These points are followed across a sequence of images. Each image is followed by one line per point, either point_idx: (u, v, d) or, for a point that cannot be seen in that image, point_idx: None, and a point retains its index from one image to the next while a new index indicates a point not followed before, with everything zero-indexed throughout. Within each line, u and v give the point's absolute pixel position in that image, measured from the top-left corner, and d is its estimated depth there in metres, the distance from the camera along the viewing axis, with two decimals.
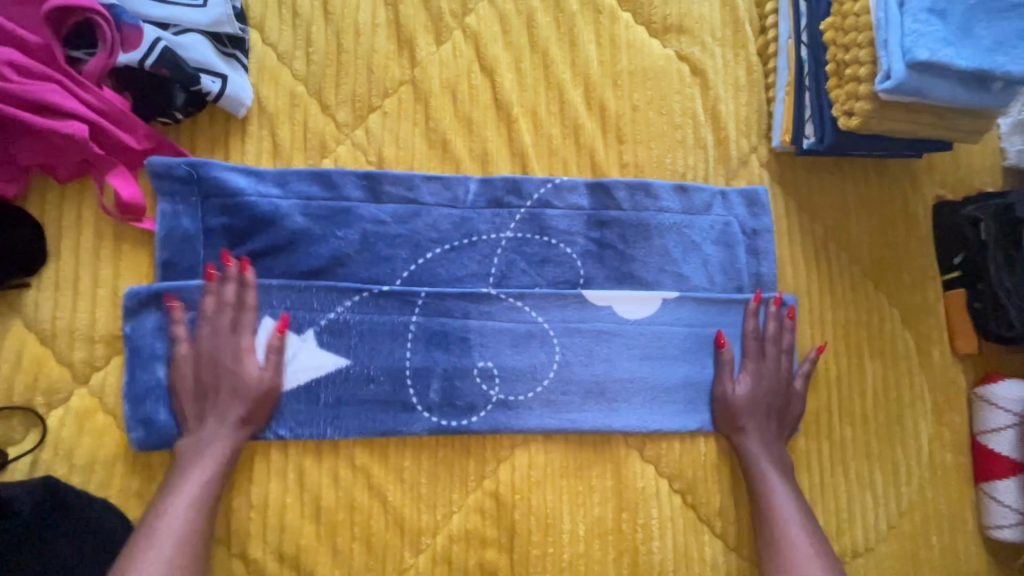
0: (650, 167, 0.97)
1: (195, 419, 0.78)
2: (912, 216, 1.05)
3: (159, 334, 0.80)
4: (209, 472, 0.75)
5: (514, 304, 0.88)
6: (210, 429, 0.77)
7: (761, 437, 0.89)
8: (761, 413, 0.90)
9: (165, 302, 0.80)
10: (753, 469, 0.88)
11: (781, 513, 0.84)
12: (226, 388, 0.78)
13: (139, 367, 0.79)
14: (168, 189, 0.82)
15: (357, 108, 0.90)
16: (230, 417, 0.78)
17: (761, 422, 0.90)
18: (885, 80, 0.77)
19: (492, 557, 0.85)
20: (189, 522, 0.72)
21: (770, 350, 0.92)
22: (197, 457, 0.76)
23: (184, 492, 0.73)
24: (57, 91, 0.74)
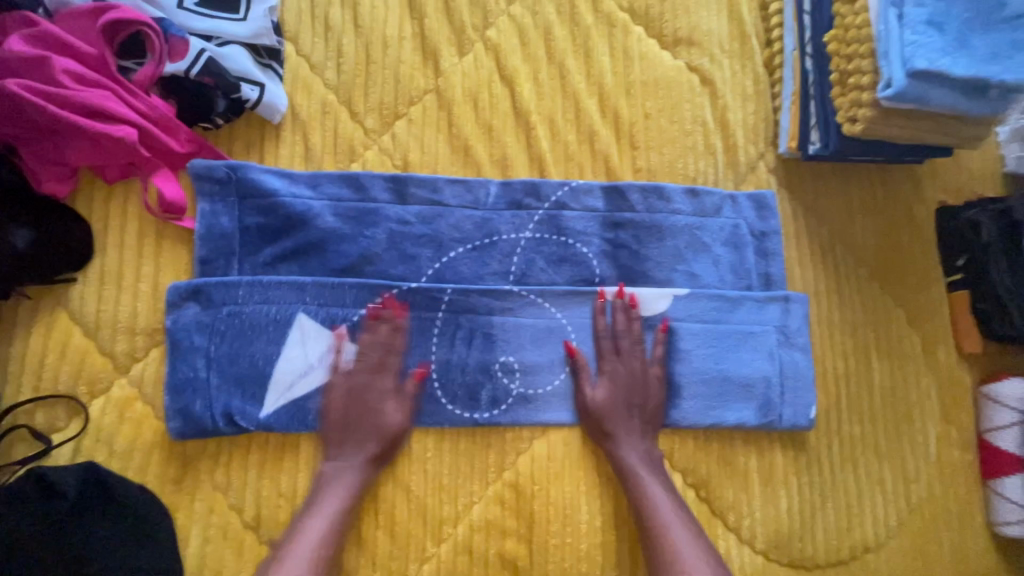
0: (662, 172, 1.01)
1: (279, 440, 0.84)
2: (917, 221, 1.08)
3: (198, 327, 0.84)
4: (340, 499, 0.81)
5: (535, 301, 0.92)
6: (353, 456, 0.83)
7: (635, 436, 0.89)
8: (625, 408, 0.90)
9: (205, 295, 0.84)
10: (631, 471, 0.87)
11: (660, 515, 0.84)
12: (371, 427, 0.84)
13: (178, 358, 0.83)
14: (208, 190, 0.87)
15: (384, 115, 0.95)
16: (363, 453, 0.83)
17: (625, 422, 0.89)
18: (886, 88, 0.81)
19: (511, 547, 0.88)
20: (320, 542, 0.77)
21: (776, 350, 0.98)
22: (334, 484, 0.82)
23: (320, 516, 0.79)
24: (109, 97, 0.80)
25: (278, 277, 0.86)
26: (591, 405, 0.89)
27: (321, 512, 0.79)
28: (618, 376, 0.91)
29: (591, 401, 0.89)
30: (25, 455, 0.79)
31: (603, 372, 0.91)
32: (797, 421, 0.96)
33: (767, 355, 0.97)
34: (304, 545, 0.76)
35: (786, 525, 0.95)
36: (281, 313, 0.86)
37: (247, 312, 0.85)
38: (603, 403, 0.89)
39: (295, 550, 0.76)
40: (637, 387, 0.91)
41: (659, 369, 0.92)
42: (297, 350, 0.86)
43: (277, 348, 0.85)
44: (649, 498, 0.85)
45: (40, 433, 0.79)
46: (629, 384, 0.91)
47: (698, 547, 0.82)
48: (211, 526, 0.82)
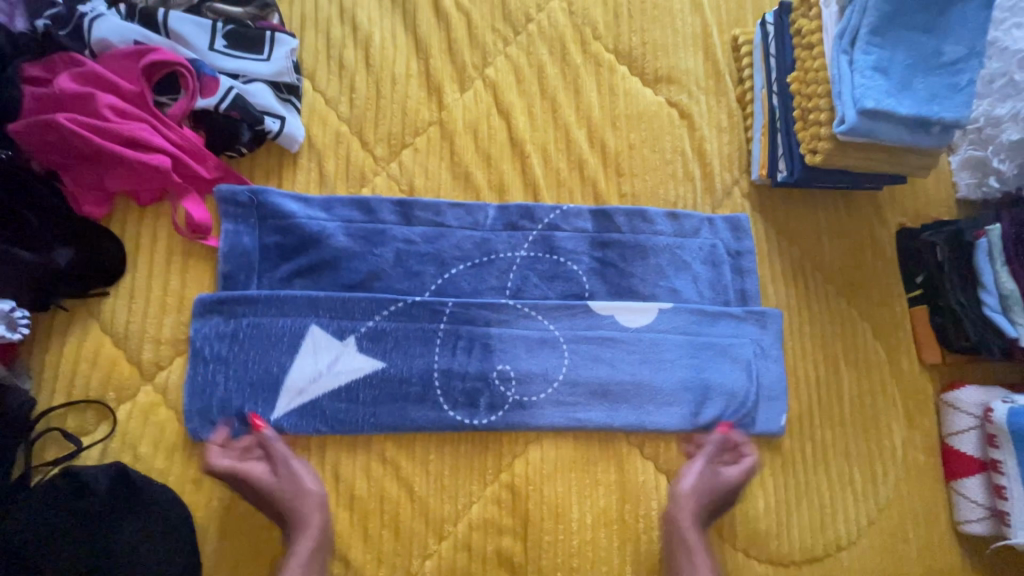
0: (645, 197, 1.11)
1: (291, 506, 0.88)
2: (879, 242, 1.18)
3: (219, 337, 0.91)
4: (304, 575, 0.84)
5: (528, 313, 1.00)
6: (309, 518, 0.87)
7: (688, 507, 0.95)
8: (700, 502, 0.96)
9: (227, 307, 0.92)
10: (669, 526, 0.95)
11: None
12: (290, 489, 0.88)
13: (201, 366, 0.90)
14: (232, 213, 0.95)
15: (392, 144, 1.04)
16: (309, 510, 0.88)
17: (696, 509, 0.96)
18: (841, 124, 0.91)
19: (508, 544, 0.94)
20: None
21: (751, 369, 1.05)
22: (299, 542, 0.86)
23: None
24: (146, 129, 0.89)
25: (293, 292, 0.94)
26: (683, 489, 0.96)
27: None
28: (712, 478, 0.98)
29: (689, 483, 0.97)
30: (56, 456, 0.86)
31: (694, 464, 0.98)
32: (771, 426, 1.04)
33: (743, 365, 1.05)
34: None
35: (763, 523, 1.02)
36: (296, 324, 0.93)
37: (265, 323, 0.92)
38: (693, 504, 0.96)
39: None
40: (717, 488, 0.97)
41: (736, 471, 0.99)
42: (309, 358, 0.93)
43: (291, 357, 0.93)
44: (686, 572, 0.92)
45: (71, 436, 0.85)
46: (713, 486, 0.97)
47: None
48: (229, 523, 0.88)
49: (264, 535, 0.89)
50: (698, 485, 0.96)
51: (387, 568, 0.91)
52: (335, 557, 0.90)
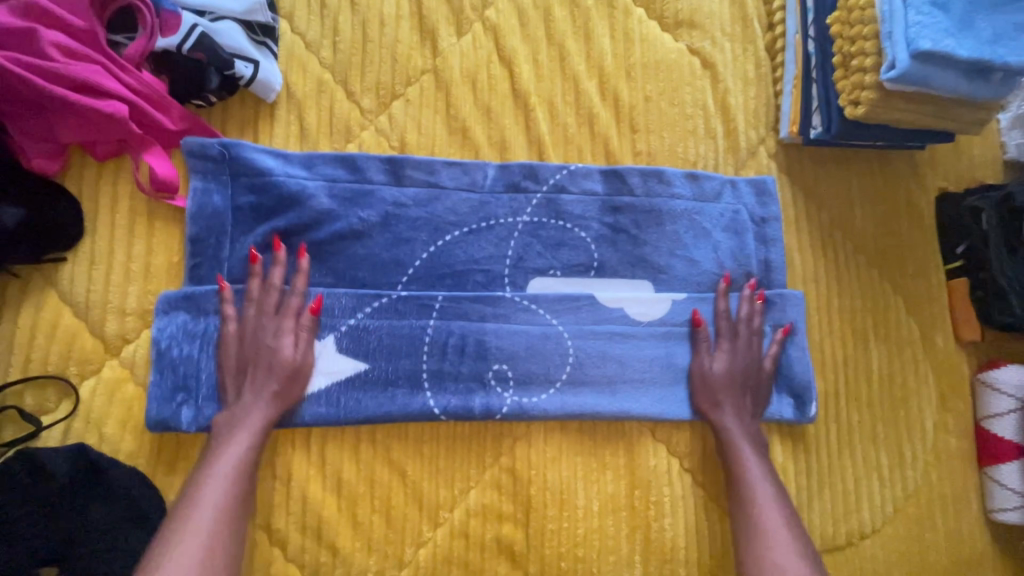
0: (662, 156, 1.00)
1: (235, 388, 0.80)
2: (917, 208, 1.08)
3: (187, 336, 0.82)
4: (245, 452, 0.76)
5: (528, 307, 0.91)
6: (251, 402, 0.79)
7: (737, 410, 0.91)
8: (738, 390, 0.92)
9: (194, 304, 0.82)
10: (727, 442, 0.89)
11: (761, 500, 0.84)
12: (263, 364, 0.80)
13: (168, 369, 0.81)
14: (200, 168, 0.85)
15: (381, 95, 0.94)
16: (264, 393, 0.80)
17: (737, 399, 0.91)
18: (889, 70, 0.80)
19: (508, 532, 0.87)
20: (227, 500, 0.73)
21: (742, 331, 0.94)
22: (238, 425, 0.78)
23: (224, 465, 0.75)
24: (99, 72, 0.78)
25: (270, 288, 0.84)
26: (709, 374, 0.91)
27: (223, 468, 0.74)
28: (738, 355, 0.93)
29: (710, 370, 0.91)
30: (14, 437, 0.78)
31: (723, 347, 0.93)
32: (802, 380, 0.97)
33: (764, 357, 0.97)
34: (208, 501, 0.71)
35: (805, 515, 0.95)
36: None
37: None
38: (731, 395, 0.91)
39: (196, 508, 0.71)
40: (755, 372, 0.93)
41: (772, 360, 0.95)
42: None
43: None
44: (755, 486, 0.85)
45: (29, 415, 0.78)
46: (745, 368, 0.93)
47: (791, 533, 0.81)
48: None
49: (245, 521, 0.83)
50: (730, 370, 0.92)
51: (378, 556, 0.84)
52: (322, 545, 0.84)
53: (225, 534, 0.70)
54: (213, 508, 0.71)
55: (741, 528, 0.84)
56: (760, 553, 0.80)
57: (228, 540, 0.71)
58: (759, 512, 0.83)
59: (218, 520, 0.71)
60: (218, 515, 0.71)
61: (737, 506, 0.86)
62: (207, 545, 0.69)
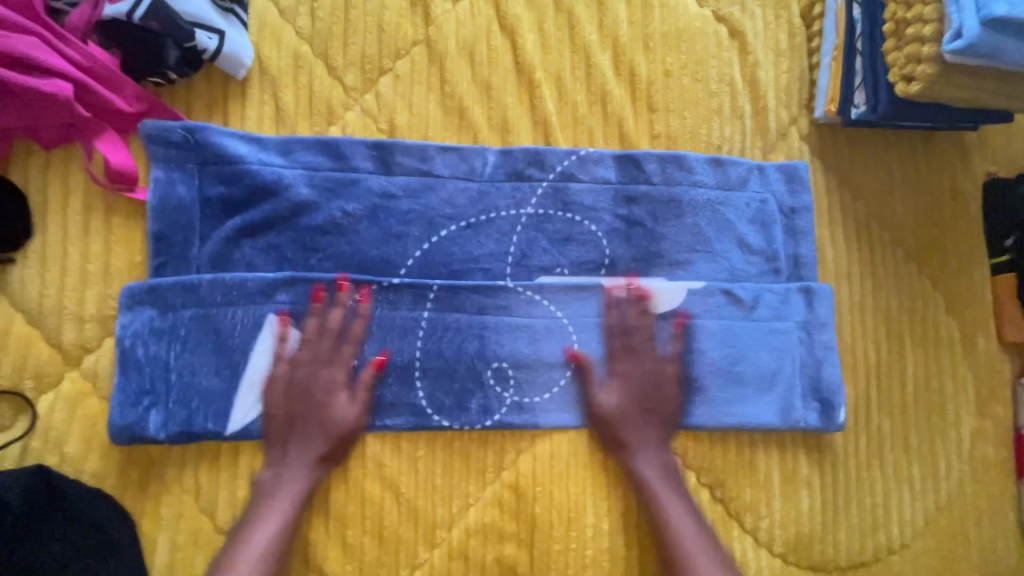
0: (683, 138, 0.89)
1: (280, 448, 0.75)
2: (963, 196, 0.98)
3: (154, 334, 0.74)
4: (290, 505, 0.73)
5: (532, 298, 0.82)
6: (292, 464, 0.74)
7: (650, 447, 0.81)
8: (642, 416, 0.81)
9: (159, 297, 0.74)
10: (645, 482, 0.80)
11: (672, 525, 0.77)
12: (313, 422, 0.75)
13: (134, 370, 0.73)
14: (163, 155, 0.75)
15: (367, 70, 0.83)
16: (310, 452, 0.75)
17: (639, 426, 0.81)
18: (955, 40, 0.68)
19: (511, 552, 0.80)
20: (260, 567, 0.69)
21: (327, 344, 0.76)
22: (280, 484, 0.73)
23: (261, 535, 0.70)
24: (37, 45, 0.68)
25: (243, 275, 0.76)
26: (608, 406, 0.81)
27: (254, 539, 0.70)
28: (653, 365, 0.82)
29: (608, 401, 0.81)
30: None
31: (617, 371, 0.82)
32: (828, 381, 0.88)
33: (791, 353, 0.88)
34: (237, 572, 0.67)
35: (832, 533, 0.89)
36: (247, 315, 0.75)
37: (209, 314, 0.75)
38: (637, 418, 0.81)
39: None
40: (670, 394, 0.82)
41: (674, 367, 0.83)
42: (264, 361, 0.76)
43: (245, 356, 0.75)
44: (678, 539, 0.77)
45: None
46: (656, 389, 0.82)
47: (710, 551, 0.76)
48: (180, 532, 0.74)
49: None
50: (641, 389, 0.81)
51: None
52: (309, 568, 0.77)
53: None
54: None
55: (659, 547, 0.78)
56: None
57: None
58: (691, 554, 0.76)
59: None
60: (257, 568, 0.68)
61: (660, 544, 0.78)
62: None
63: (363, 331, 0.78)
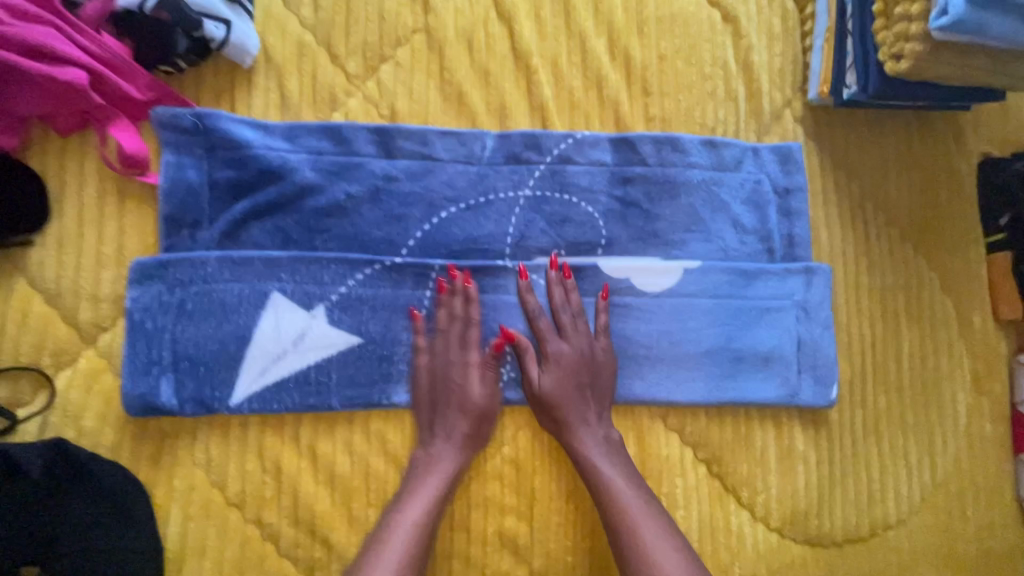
0: (677, 121, 0.91)
1: (429, 431, 0.79)
2: (958, 176, 0.99)
3: (163, 308, 0.77)
4: (439, 484, 0.75)
5: (532, 277, 0.84)
6: (444, 447, 0.78)
7: (590, 427, 0.80)
8: (579, 394, 0.81)
9: (168, 272, 0.77)
10: (588, 465, 0.78)
11: (619, 501, 0.75)
12: (456, 404, 0.79)
13: (144, 342, 0.76)
14: (172, 140, 0.78)
15: (369, 57, 0.85)
16: (455, 431, 0.78)
17: (576, 407, 0.80)
18: (941, 17, 0.70)
19: (512, 525, 0.82)
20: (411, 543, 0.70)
21: (455, 327, 0.81)
22: (427, 467, 0.77)
23: (414, 509, 0.73)
24: (54, 35, 0.71)
25: (250, 255, 0.78)
26: (537, 387, 0.80)
27: (406, 518, 0.72)
28: (563, 353, 0.81)
29: (557, 364, 0.81)
30: None
31: (549, 350, 0.81)
32: (823, 358, 0.90)
33: (786, 331, 0.89)
34: (398, 541, 0.70)
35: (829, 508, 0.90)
36: (254, 292, 0.79)
37: (217, 290, 0.78)
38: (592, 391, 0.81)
39: (387, 549, 0.69)
40: (582, 367, 0.81)
41: (606, 355, 0.82)
42: (270, 335, 0.79)
43: (249, 332, 0.78)
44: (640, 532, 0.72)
45: (3, 409, 0.73)
46: (570, 365, 0.81)
47: (668, 535, 0.72)
48: (193, 503, 0.77)
49: (235, 515, 0.78)
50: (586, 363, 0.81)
51: None
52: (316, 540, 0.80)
53: (416, 564, 0.69)
54: (400, 548, 0.69)
55: (608, 529, 0.75)
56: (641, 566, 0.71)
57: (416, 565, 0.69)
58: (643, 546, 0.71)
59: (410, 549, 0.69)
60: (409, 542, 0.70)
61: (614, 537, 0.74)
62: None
63: (480, 314, 0.82)
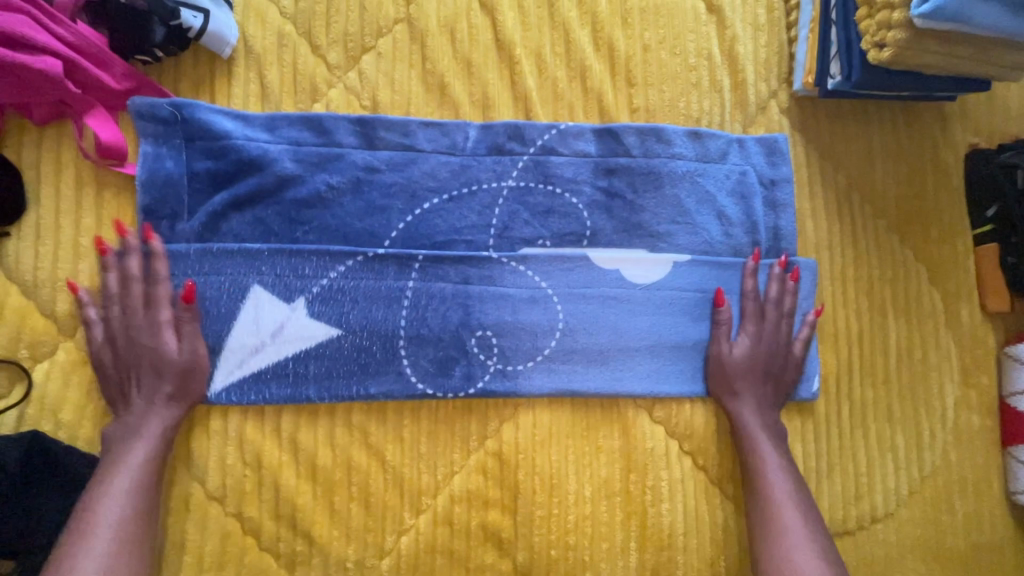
0: (662, 112, 0.91)
1: (123, 400, 0.75)
2: (944, 168, 0.98)
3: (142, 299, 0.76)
4: (143, 452, 0.73)
5: (515, 268, 0.84)
6: (137, 412, 0.74)
7: (757, 405, 0.84)
8: (761, 377, 0.85)
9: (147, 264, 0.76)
10: (748, 444, 0.82)
11: (767, 480, 0.80)
12: (145, 367, 0.75)
13: None
14: (151, 131, 0.78)
15: (350, 48, 0.85)
16: (156, 395, 0.75)
17: (757, 389, 0.85)
18: (922, 4, 0.69)
19: (495, 518, 0.82)
20: (123, 514, 0.70)
21: (136, 290, 0.75)
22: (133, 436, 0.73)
23: (125, 478, 0.71)
24: (27, 23, 0.71)
25: (231, 246, 0.78)
26: (727, 360, 0.84)
27: (113, 487, 0.70)
28: (763, 339, 0.86)
29: (730, 357, 0.85)
30: None
31: (748, 330, 0.86)
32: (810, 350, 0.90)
33: None
34: (114, 501, 0.70)
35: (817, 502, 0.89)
36: (235, 284, 0.78)
37: (197, 282, 0.77)
38: (744, 373, 0.84)
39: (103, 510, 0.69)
40: (777, 356, 0.86)
41: (801, 348, 0.88)
42: (250, 327, 0.78)
43: (227, 325, 0.78)
44: (780, 515, 0.78)
45: None
46: (768, 350, 0.86)
47: (806, 521, 0.78)
48: (172, 498, 0.77)
49: (215, 509, 0.78)
50: (764, 352, 0.85)
51: (357, 545, 0.80)
52: (297, 534, 0.79)
53: (133, 528, 0.70)
54: (114, 520, 0.69)
55: (752, 507, 0.80)
56: (776, 532, 0.77)
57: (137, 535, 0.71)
58: (784, 527, 0.77)
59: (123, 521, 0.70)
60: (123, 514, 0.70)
61: (757, 516, 0.80)
62: (116, 552, 0.68)
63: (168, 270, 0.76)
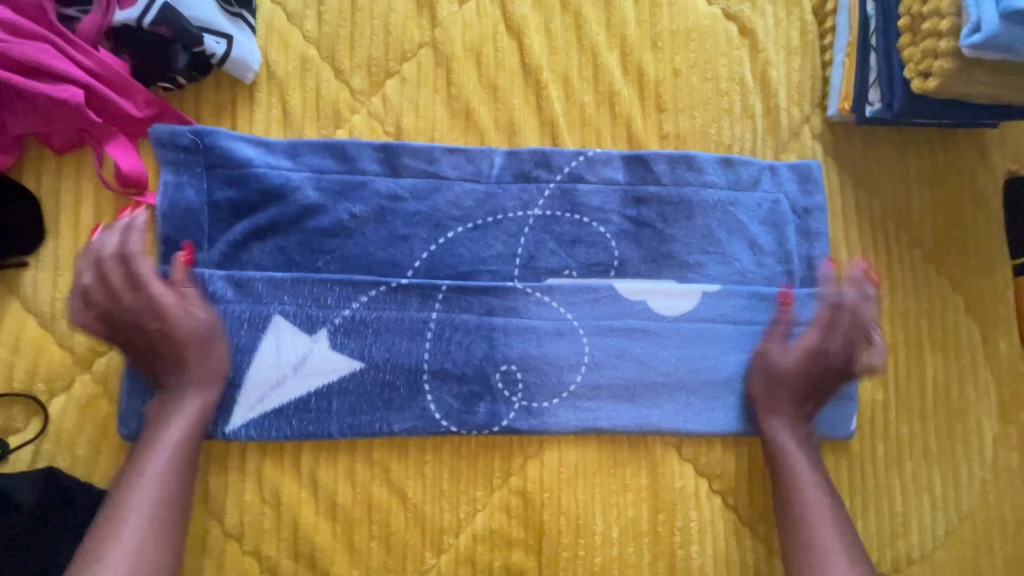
0: (692, 139, 0.88)
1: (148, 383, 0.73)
2: (983, 196, 0.95)
3: None
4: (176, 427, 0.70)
5: (541, 299, 0.81)
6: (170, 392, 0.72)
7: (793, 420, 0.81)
8: (805, 390, 0.82)
9: None
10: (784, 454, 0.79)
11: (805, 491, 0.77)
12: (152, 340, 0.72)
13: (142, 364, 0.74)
14: (171, 159, 0.76)
15: (374, 73, 0.83)
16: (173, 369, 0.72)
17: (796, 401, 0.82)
18: (973, 34, 0.66)
19: (519, 559, 0.79)
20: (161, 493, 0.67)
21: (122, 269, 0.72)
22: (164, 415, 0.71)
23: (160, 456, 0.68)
24: (48, 51, 0.69)
25: (252, 276, 0.76)
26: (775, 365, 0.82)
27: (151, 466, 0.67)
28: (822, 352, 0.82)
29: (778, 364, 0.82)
30: None
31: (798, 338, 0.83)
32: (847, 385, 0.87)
33: None
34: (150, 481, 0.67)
35: None
36: (255, 315, 0.76)
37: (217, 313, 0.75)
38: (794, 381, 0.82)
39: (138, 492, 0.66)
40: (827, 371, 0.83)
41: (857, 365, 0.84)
42: (271, 359, 0.76)
43: (248, 357, 0.76)
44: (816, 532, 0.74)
45: None
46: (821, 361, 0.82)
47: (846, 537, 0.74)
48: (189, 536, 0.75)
49: (232, 547, 0.76)
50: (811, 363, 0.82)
51: None
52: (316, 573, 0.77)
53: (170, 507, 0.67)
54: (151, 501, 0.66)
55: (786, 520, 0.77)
56: (800, 531, 0.75)
57: (179, 511, 0.68)
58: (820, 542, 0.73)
59: (163, 500, 0.67)
60: (164, 492, 0.67)
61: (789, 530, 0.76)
62: (157, 528, 0.65)
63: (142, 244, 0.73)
